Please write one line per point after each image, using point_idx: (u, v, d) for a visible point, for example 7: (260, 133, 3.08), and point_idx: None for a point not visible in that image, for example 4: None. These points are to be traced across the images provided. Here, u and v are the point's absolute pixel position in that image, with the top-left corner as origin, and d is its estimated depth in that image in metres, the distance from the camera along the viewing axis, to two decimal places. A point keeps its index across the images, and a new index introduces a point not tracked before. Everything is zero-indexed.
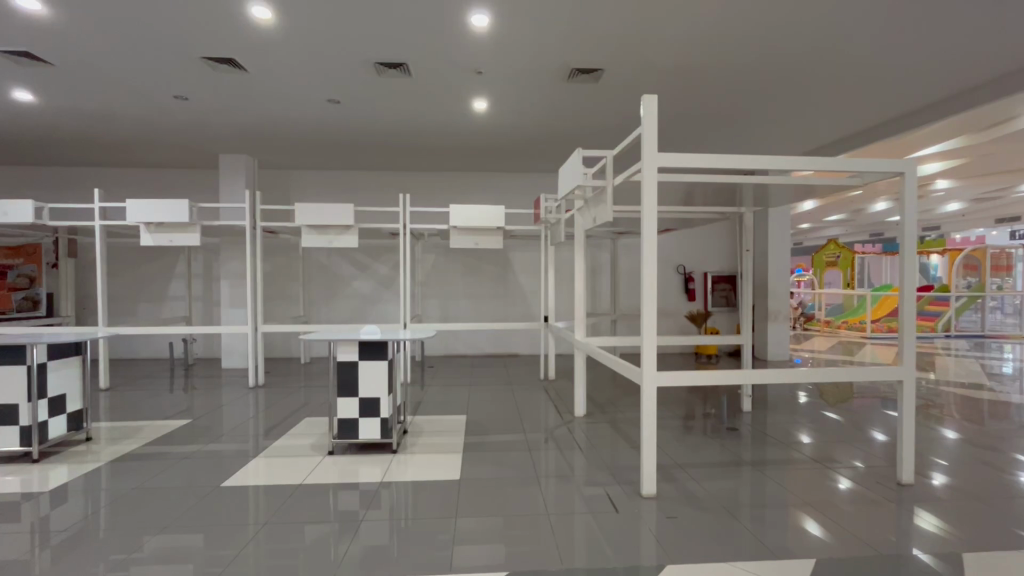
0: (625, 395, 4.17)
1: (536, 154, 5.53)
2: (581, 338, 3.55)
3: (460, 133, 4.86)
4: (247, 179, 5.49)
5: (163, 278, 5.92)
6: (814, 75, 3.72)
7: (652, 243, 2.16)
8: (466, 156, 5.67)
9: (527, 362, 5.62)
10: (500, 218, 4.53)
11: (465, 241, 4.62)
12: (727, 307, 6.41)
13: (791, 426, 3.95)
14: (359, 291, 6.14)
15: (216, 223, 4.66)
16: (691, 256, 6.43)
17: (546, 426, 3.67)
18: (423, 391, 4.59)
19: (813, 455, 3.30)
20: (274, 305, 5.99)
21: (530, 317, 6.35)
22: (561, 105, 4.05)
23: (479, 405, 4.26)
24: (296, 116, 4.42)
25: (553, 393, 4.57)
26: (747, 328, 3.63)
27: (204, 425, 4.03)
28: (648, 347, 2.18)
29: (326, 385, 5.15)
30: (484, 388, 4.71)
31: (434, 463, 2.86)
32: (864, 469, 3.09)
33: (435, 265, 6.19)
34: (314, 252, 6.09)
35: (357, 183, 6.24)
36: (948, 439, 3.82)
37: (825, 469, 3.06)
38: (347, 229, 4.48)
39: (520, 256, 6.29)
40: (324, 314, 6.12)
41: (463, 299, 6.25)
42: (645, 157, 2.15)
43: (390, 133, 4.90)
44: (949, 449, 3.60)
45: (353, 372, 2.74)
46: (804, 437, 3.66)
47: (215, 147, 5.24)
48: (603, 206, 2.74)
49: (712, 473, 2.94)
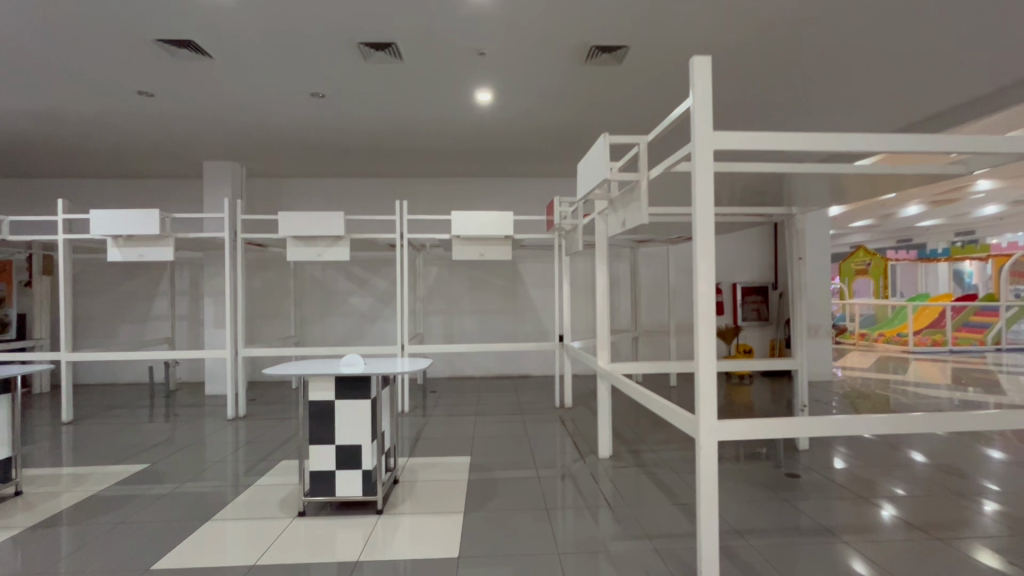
0: (655, 427, 3.60)
1: (546, 155, 5.05)
2: (605, 364, 3.00)
3: (462, 132, 4.39)
4: (232, 187, 5.07)
5: (145, 296, 5.49)
6: (871, 57, 3.19)
7: (710, 250, 1.63)
8: (470, 159, 5.22)
9: (539, 385, 5.07)
10: (507, 227, 4.02)
11: (468, 252, 4.13)
12: (759, 322, 5.84)
13: (824, 448, 3.55)
14: (356, 307, 5.67)
15: (194, 235, 4.21)
16: (718, 265, 5.87)
17: (566, 467, 3.10)
18: (424, 420, 4.08)
19: (849, 480, 2.94)
20: (264, 324, 5.52)
21: (542, 334, 5.81)
22: (574, 93, 3.55)
23: (487, 438, 3.72)
24: (279, 113, 3.97)
25: (572, 424, 4.00)
26: (801, 352, 3.06)
27: (173, 464, 3.53)
28: (705, 386, 1.64)
29: (294, 418, 4.54)
30: (494, 417, 4.17)
31: (429, 524, 2.29)
32: (904, 494, 2.76)
33: (438, 278, 5.71)
34: (308, 266, 5.63)
35: (354, 191, 5.79)
36: (994, 455, 3.41)
37: (862, 495, 2.74)
38: (338, 239, 4.01)
39: (530, 267, 5.78)
40: (319, 333, 5.64)
41: (469, 315, 5.74)
42: (696, 137, 1.63)
43: (386, 132, 4.43)
44: (996, 466, 3.19)
45: (329, 412, 2.23)
46: (838, 461, 3.28)
47: (198, 153, 4.82)
48: (632, 205, 2.21)
49: (767, 522, 2.43)
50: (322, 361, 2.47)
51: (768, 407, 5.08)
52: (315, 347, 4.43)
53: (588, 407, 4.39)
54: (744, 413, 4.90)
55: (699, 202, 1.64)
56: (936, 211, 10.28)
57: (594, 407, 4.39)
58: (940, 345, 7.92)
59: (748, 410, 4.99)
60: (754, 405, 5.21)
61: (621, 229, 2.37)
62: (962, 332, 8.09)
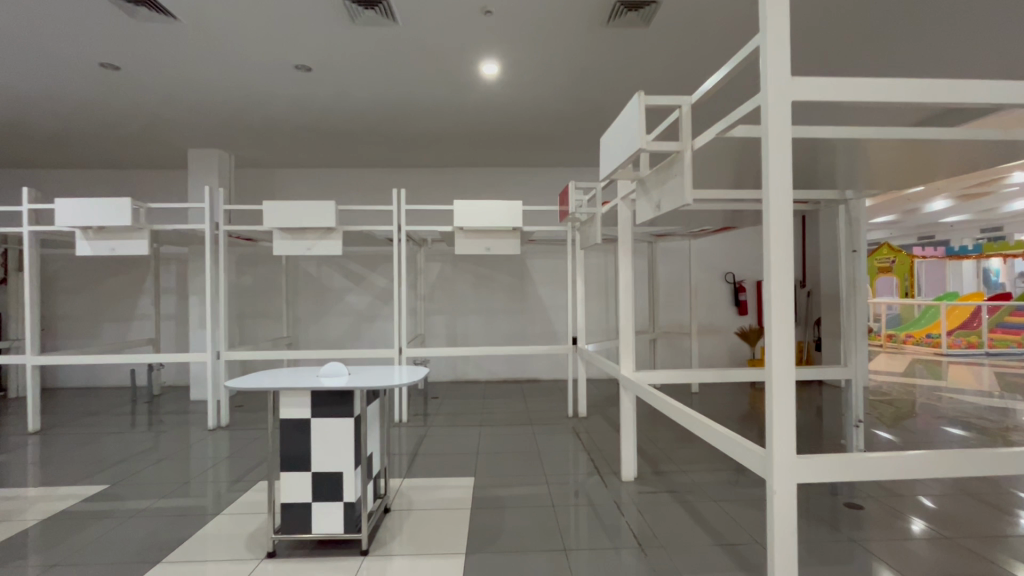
0: (682, 442, 3.19)
1: (556, 140, 4.66)
2: (629, 374, 2.59)
3: (466, 112, 4.00)
4: (219, 177, 4.73)
5: (130, 293, 5.16)
6: (931, 19, 2.78)
7: (786, 235, 1.25)
8: (475, 146, 4.83)
9: (550, 391, 4.69)
10: (516, 217, 3.63)
11: (473, 245, 3.75)
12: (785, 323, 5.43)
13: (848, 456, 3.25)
14: (353, 306, 5.32)
15: (174, 228, 3.86)
16: (742, 262, 5.45)
17: (583, 488, 2.70)
18: (424, 429, 3.71)
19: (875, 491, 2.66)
20: (254, 324, 5.16)
21: (551, 335, 5.42)
22: (589, 64, 3.16)
23: (494, 451, 3.33)
24: (265, 91, 3.61)
25: (587, 436, 3.61)
26: (854, 360, 2.67)
27: (145, 479, 3.18)
28: (779, 412, 1.25)
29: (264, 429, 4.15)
30: (501, 426, 3.79)
31: (420, 569, 1.90)
32: (935, 506, 2.48)
33: (441, 275, 5.33)
34: (302, 262, 5.28)
35: (350, 182, 5.43)
36: None
37: (891, 507, 2.46)
38: (329, 231, 3.65)
39: (539, 263, 5.39)
40: (313, 334, 5.29)
41: (474, 314, 5.36)
42: (768, 86, 1.24)
43: (382, 115, 4.06)
44: None
45: (303, 432, 1.87)
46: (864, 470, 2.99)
47: (183, 139, 4.48)
48: (669, 183, 1.81)
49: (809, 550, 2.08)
50: (301, 370, 2.10)
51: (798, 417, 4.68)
52: (305, 351, 4.07)
53: (604, 417, 4.00)
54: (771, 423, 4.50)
55: (771, 171, 1.25)
56: (963, 206, 9.79)
57: (611, 416, 4.01)
58: (975, 347, 7.43)
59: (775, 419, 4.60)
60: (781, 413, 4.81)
61: (652, 214, 1.99)
62: (998, 333, 7.63)
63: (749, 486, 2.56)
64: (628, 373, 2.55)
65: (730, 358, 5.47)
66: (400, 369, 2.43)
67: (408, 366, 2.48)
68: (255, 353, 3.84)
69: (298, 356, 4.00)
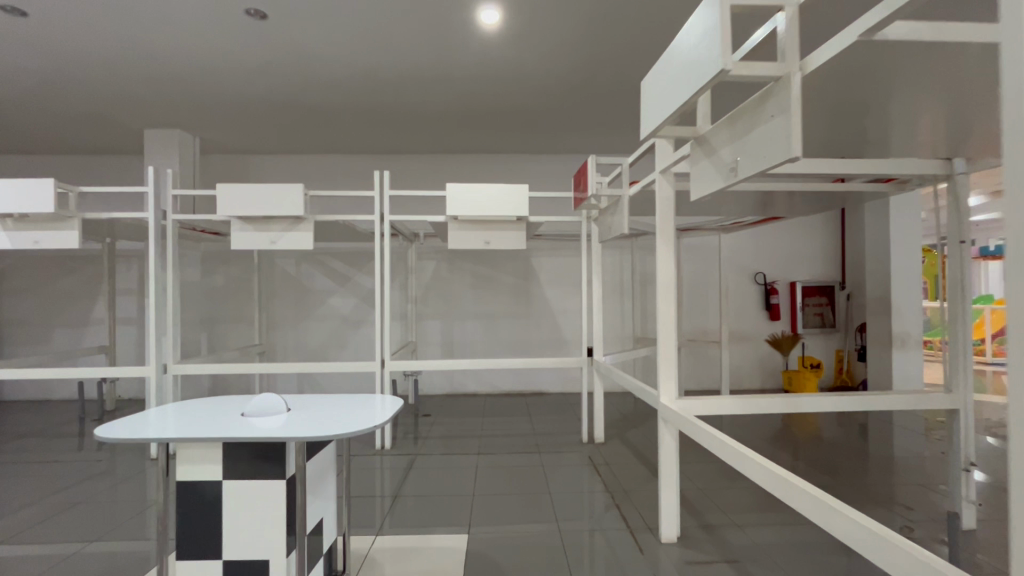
0: (728, 483, 2.56)
1: (564, 118, 4.07)
2: (672, 403, 1.97)
3: (461, 80, 3.41)
4: (181, 161, 4.15)
5: (84, 294, 4.57)
6: None
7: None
8: (472, 128, 4.25)
9: (559, 408, 4.08)
10: (520, 205, 3.03)
11: (470, 238, 3.15)
12: (823, 329, 4.83)
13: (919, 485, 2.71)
14: (337, 310, 4.74)
15: (115, 217, 3.27)
16: (773, 260, 4.85)
17: (606, 547, 2.07)
18: (411, 458, 3.09)
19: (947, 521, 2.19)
20: (224, 330, 4.55)
21: (559, 343, 4.81)
22: (603, 8, 2.59)
23: (494, 488, 2.71)
24: (223, 49, 3.04)
25: (608, 468, 2.99)
26: (961, 384, 2.08)
27: (61, 521, 2.57)
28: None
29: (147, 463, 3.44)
30: (504, 452, 3.18)
31: None
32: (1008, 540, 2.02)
33: (435, 275, 4.73)
34: (279, 260, 4.70)
35: (335, 170, 4.86)
36: None
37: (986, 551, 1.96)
38: (298, 220, 3.06)
39: (546, 261, 4.79)
40: (291, 341, 4.71)
41: (473, 319, 4.76)
42: None
43: (364, 84, 3.47)
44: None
45: (208, 499, 1.27)
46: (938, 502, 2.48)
47: (138, 115, 3.91)
48: (757, 135, 1.19)
49: None
50: (218, 409, 1.51)
51: (842, 438, 4.07)
52: (270, 363, 3.45)
53: (625, 443, 3.38)
54: (813, 445, 3.89)
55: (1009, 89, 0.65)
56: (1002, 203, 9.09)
57: (633, 443, 3.39)
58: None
59: (817, 441, 3.99)
60: (822, 434, 4.20)
61: (719, 185, 1.39)
62: None
63: (828, 550, 1.95)
64: (670, 403, 1.94)
65: (760, 369, 4.86)
66: (372, 400, 1.83)
67: (384, 395, 1.89)
68: (212, 365, 3.24)
69: (264, 368, 3.39)
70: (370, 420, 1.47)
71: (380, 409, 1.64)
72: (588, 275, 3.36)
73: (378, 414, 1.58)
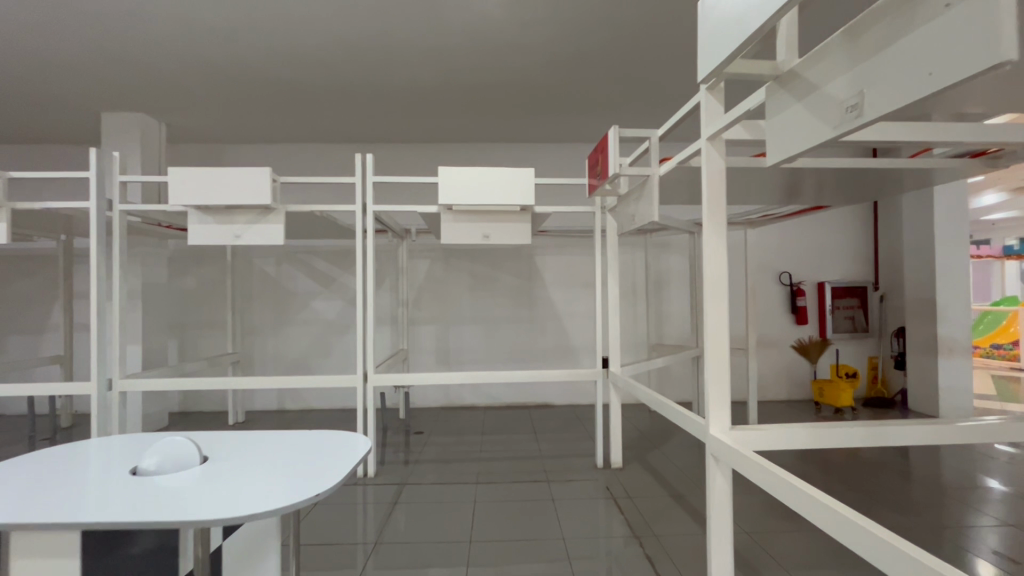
0: (777, 528, 2.13)
1: (570, 99, 3.65)
2: (724, 436, 1.53)
3: (456, 51, 2.99)
4: (144, 149, 3.72)
5: (40, 298, 4.13)
6: None
7: None
8: (468, 111, 3.83)
9: (566, 424, 3.65)
10: (526, 191, 2.60)
11: (467, 231, 2.72)
12: (854, 334, 4.40)
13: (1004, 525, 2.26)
14: (321, 314, 4.30)
15: (57, 208, 2.83)
16: (799, 259, 4.43)
17: None
18: (399, 487, 2.64)
19: None
20: (196, 337, 4.11)
21: (566, 350, 4.38)
22: None
23: (496, 524, 2.27)
24: (179, 14, 2.61)
25: (628, 498, 2.55)
26: None
27: None
28: None
29: None
30: (506, 479, 2.73)
31: None
32: None
33: (429, 275, 4.30)
34: (257, 259, 4.26)
35: (319, 161, 4.44)
36: None
37: None
38: (267, 210, 2.64)
39: (551, 260, 4.36)
40: (271, 348, 4.27)
41: (471, 324, 4.33)
42: None
43: (346, 58, 3.06)
44: None
45: None
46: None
47: (92, 96, 3.47)
48: (895, 64, 0.79)
49: None
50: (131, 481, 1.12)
51: (882, 456, 3.64)
52: (234, 380, 2.95)
53: (645, 468, 2.95)
54: (853, 464, 3.46)
55: None
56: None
57: (655, 468, 2.96)
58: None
59: (857, 460, 3.55)
60: (859, 451, 3.77)
61: (808, 140, 0.98)
62: None
63: None
64: (724, 436, 1.51)
65: (786, 378, 4.45)
66: (334, 440, 1.45)
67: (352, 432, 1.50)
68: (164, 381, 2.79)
69: (226, 385, 2.92)
70: (306, 486, 1.10)
71: (331, 462, 1.25)
72: (602, 274, 2.90)
73: (322, 476, 1.19)
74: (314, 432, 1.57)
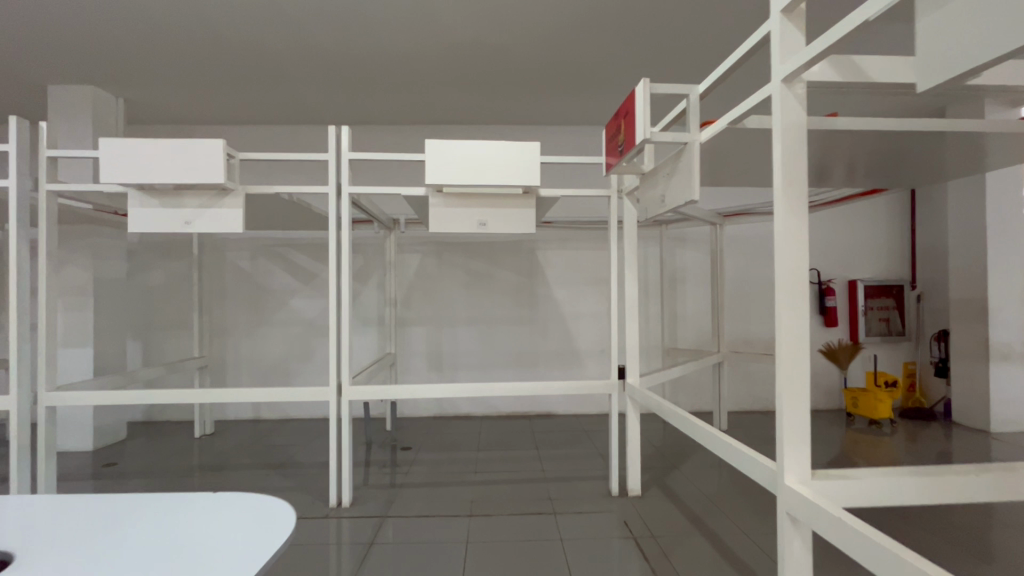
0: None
1: (578, 73, 3.23)
2: (804, 489, 1.11)
3: (447, 9, 2.56)
4: (95, 128, 3.29)
5: None
6: None
7: None
8: (462, 86, 3.41)
9: (573, 440, 3.23)
10: (529, 171, 2.18)
11: (459, 218, 2.30)
12: (888, 338, 3.99)
13: None
14: (301, 315, 3.89)
15: None
16: (829, 255, 4.03)
17: None
18: (379, 520, 2.22)
19: None
20: (160, 340, 3.69)
21: (571, 354, 3.97)
22: None
23: (492, 573, 1.83)
24: None
25: (651, 536, 2.10)
26: None
27: None
28: None
29: None
30: (504, 510, 2.31)
31: None
32: None
33: (420, 271, 3.89)
34: (230, 253, 3.85)
35: (302, 146, 4.06)
36: None
37: None
38: (223, 191, 2.22)
39: (555, 255, 3.95)
40: (246, 351, 3.86)
41: (466, 325, 3.92)
42: None
43: (320, 19, 2.64)
44: None
45: None
46: None
47: (32, 66, 3.05)
48: None
49: None
50: None
51: None
52: (186, 392, 2.52)
53: (667, 495, 2.52)
54: None
55: None
56: None
57: (679, 496, 2.52)
58: None
59: None
60: None
61: (924, 83, 0.82)
62: None
63: None
64: (805, 488, 1.09)
65: (814, 385, 4.04)
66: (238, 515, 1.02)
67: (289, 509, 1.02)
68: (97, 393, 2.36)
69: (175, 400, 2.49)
70: None
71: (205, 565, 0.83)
72: (618, 270, 2.47)
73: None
74: (236, 496, 1.10)
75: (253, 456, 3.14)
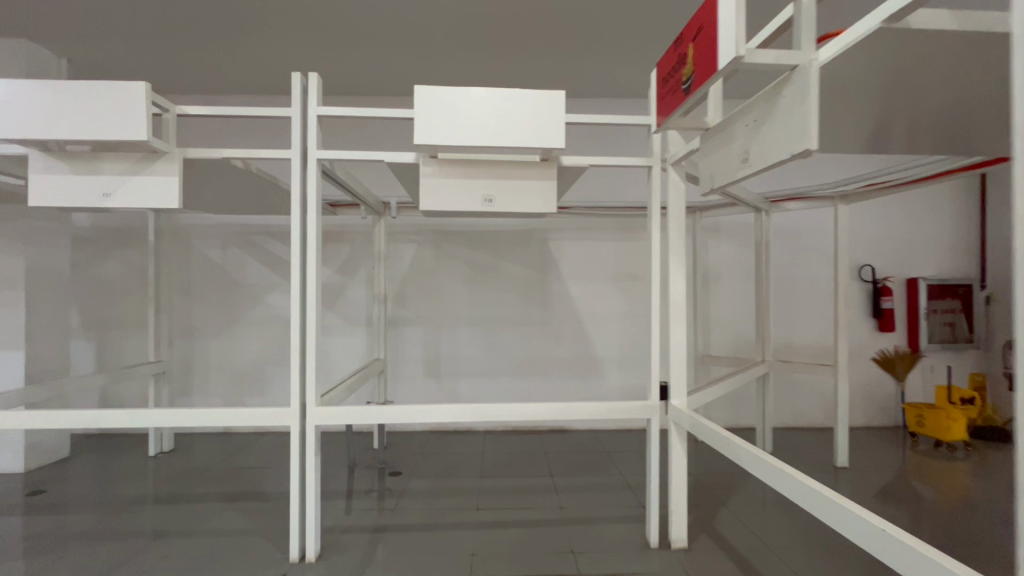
0: None
1: (602, 27, 2.71)
2: None
3: None
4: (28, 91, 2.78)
5: None
6: None
7: None
8: (465, 46, 2.89)
9: (594, 465, 2.73)
10: (549, 127, 1.66)
11: (458, 190, 1.79)
12: (952, 346, 3.47)
13: None
14: (277, 313, 3.39)
15: None
16: (886, 249, 3.49)
17: None
18: None
19: None
20: (113, 341, 3.20)
21: (587, 359, 3.45)
22: None
23: None
24: None
25: None
26: None
27: None
28: None
29: None
30: (513, 568, 1.80)
31: None
32: None
33: (414, 264, 3.38)
34: (198, 241, 3.35)
35: None
36: None
37: None
38: (154, 153, 1.72)
39: (570, 246, 3.43)
40: (214, 353, 3.36)
41: (467, 326, 3.41)
42: None
43: None
44: None
45: None
46: None
47: None
48: None
49: None
50: None
51: None
52: (115, 412, 2.01)
53: (717, 543, 2.00)
54: None
55: None
56: None
57: (732, 544, 2.00)
58: None
59: None
60: None
61: None
62: None
63: None
64: None
65: (864, 399, 3.52)
66: None
67: None
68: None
69: (98, 423, 1.98)
70: None
71: None
72: (659, 262, 1.95)
73: None
74: None
75: (213, 482, 2.64)
